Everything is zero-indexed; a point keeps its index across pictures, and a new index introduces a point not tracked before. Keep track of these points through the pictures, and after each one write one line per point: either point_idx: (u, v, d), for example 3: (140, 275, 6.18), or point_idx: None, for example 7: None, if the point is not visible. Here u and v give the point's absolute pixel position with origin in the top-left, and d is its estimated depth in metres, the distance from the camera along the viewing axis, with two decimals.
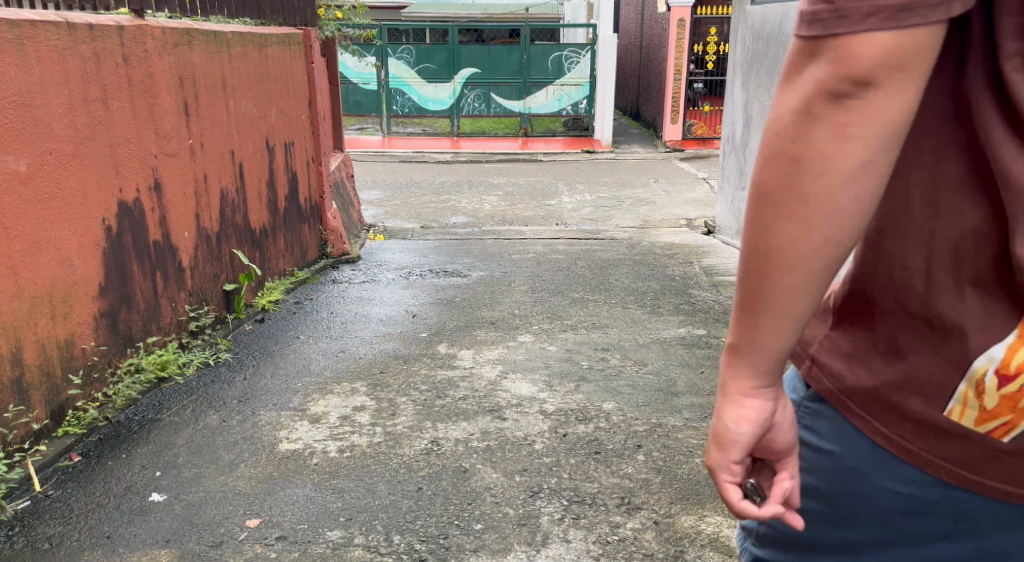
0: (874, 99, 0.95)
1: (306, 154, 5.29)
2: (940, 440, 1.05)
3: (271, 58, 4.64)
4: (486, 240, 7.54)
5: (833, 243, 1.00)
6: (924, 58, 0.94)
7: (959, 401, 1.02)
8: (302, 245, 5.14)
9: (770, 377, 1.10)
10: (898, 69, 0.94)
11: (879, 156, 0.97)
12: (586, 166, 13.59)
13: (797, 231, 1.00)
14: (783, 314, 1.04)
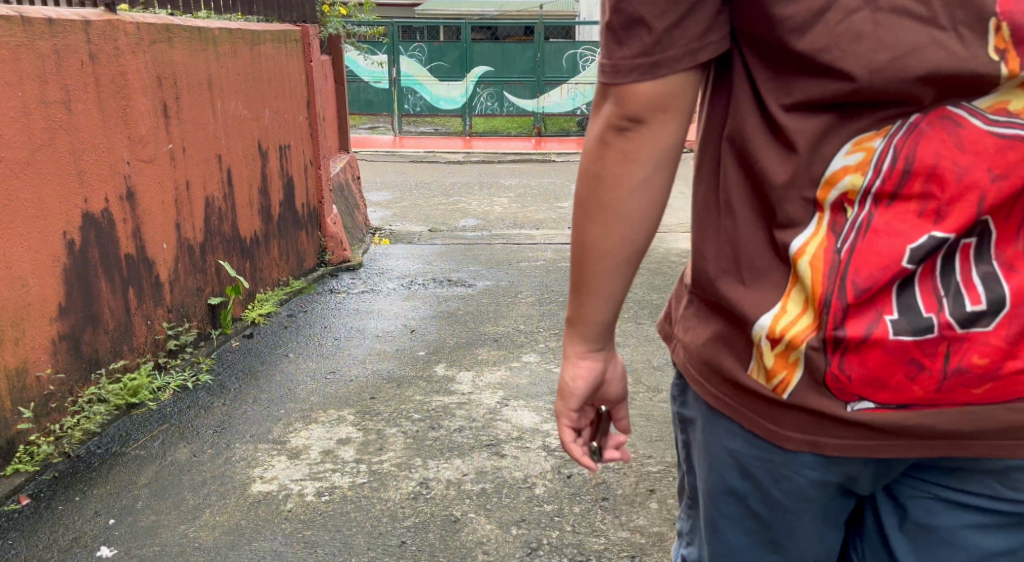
0: (649, 132, 1.15)
1: (304, 157, 5.04)
2: (746, 401, 1.13)
3: (265, 56, 4.39)
4: (495, 245, 7.27)
5: (628, 240, 1.20)
6: (684, 99, 1.14)
7: (752, 361, 1.12)
8: (299, 253, 4.91)
9: (598, 342, 1.30)
10: (661, 111, 1.14)
11: (656, 175, 1.17)
12: (601, 167, 13.31)
13: (600, 229, 1.21)
14: (601, 294, 1.24)
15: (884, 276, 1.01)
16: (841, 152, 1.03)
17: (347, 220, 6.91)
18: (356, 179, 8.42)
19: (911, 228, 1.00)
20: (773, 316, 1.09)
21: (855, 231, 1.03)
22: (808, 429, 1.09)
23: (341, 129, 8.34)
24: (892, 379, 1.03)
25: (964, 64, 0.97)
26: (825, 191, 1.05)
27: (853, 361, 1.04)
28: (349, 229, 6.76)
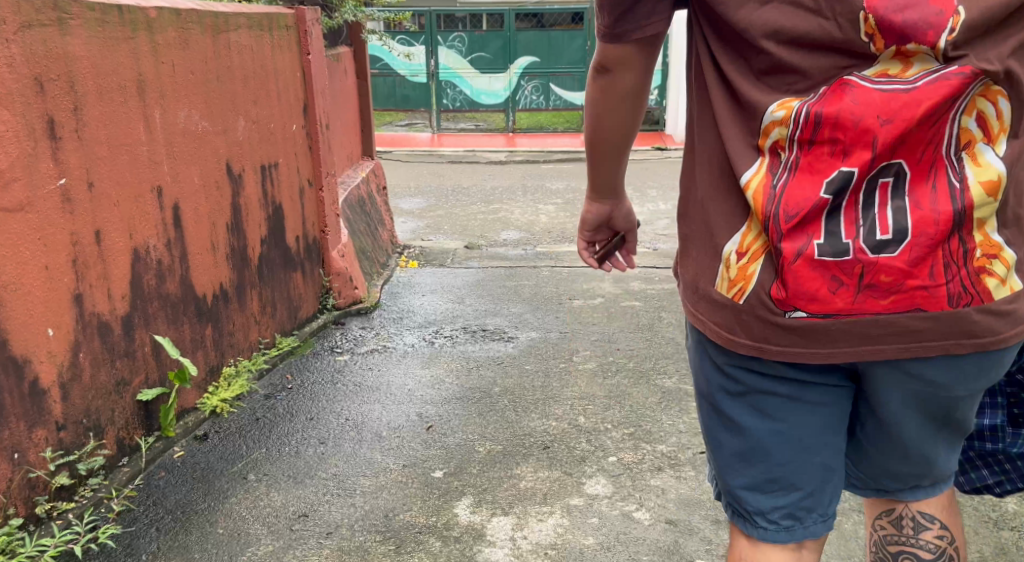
0: (617, 76, 1.72)
1: (299, 177, 3.99)
2: (723, 315, 1.50)
3: (238, 47, 3.31)
4: (540, 273, 6.20)
5: (613, 140, 1.83)
6: (640, 58, 1.70)
7: (720, 277, 1.50)
8: (292, 299, 3.87)
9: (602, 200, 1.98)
10: (625, 64, 1.71)
11: (627, 103, 1.77)
12: (658, 168, 12.30)
13: (594, 133, 1.85)
14: (602, 176, 1.90)
15: (807, 200, 1.38)
16: (771, 108, 1.41)
17: (365, 244, 5.86)
18: (380, 191, 7.37)
19: (827, 166, 1.37)
20: (738, 236, 1.48)
21: (787, 170, 1.40)
22: (760, 320, 1.45)
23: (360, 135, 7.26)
24: (819, 291, 1.39)
25: (843, 43, 1.35)
26: (763, 139, 1.43)
27: (790, 270, 1.40)
28: (368, 255, 5.77)
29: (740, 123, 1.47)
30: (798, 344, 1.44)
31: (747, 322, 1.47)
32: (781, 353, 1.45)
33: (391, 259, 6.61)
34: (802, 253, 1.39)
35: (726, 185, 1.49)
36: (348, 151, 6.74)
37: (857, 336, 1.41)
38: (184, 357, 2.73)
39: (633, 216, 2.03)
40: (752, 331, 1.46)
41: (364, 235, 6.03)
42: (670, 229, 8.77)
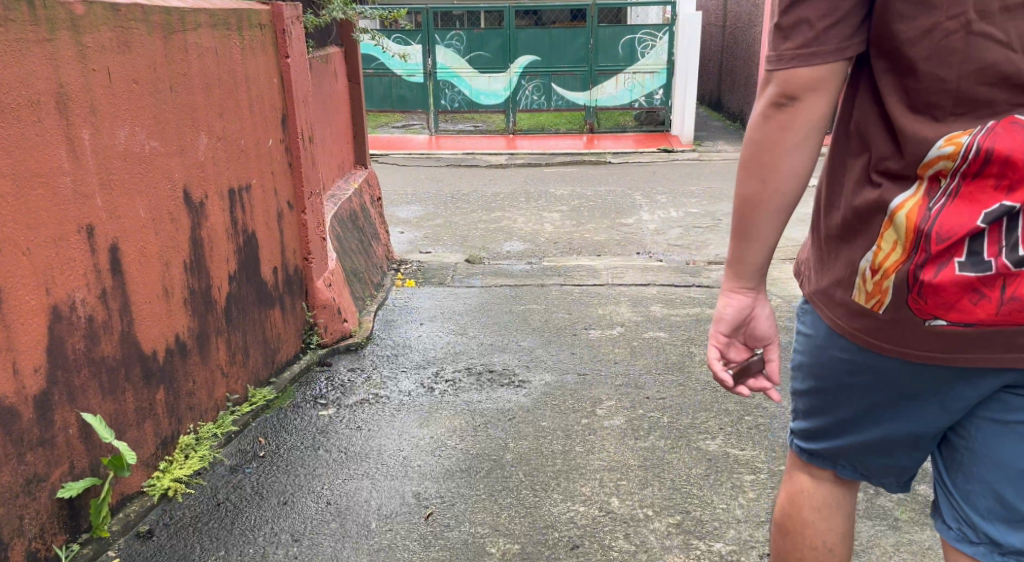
0: (804, 106, 1.58)
1: (277, 200, 3.46)
2: (862, 321, 1.55)
3: (198, 52, 2.77)
4: (549, 295, 5.68)
5: (782, 192, 1.66)
6: (830, 85, 1.56)
7: (858, 288, 1.55)
8: (268, 341, 3.35)
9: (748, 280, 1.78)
10: (812, 93, 1.57)
11: (807, 140, 1.61)
12: (666, 172, 11.79)
13: (757, 182, 1.67)
14: (758, 237, 1.72)
15: (961, 225, 1.40)
16: (936, 144, 1.43)
17: (357, 265, 5.34)
18: (374, 202, 6.84)
19: (988, 198, 1.39)
20: (875, 252, 1.52)
21: (944, 197, 1.43)
22: (902, 327, 1.49)
23: (350, 142, 6.72)
24: (959, 303, 1.42)
25: (1022, 76, 1.37)
26: (923, 169, 1.45)
27: (931, 289, 1.44)
28: (361, 277, 5.27)
29: (894, 148, 1.50)
30: (932, 349, 1.47)
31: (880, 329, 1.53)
32: (922, 355, 1.48)
33: (385, 278, 6.08)
34: (948, 272, 1.42)
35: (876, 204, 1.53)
36: (336, 161, 6.21)
37: (1002, 343, 1.41)
38: (121, 440, 2.18)
39: (772, 325, 1.84)
40: (887, 335, 1.52)
41: (356, 255, 5.51)
42: (684, 239, 8.25)
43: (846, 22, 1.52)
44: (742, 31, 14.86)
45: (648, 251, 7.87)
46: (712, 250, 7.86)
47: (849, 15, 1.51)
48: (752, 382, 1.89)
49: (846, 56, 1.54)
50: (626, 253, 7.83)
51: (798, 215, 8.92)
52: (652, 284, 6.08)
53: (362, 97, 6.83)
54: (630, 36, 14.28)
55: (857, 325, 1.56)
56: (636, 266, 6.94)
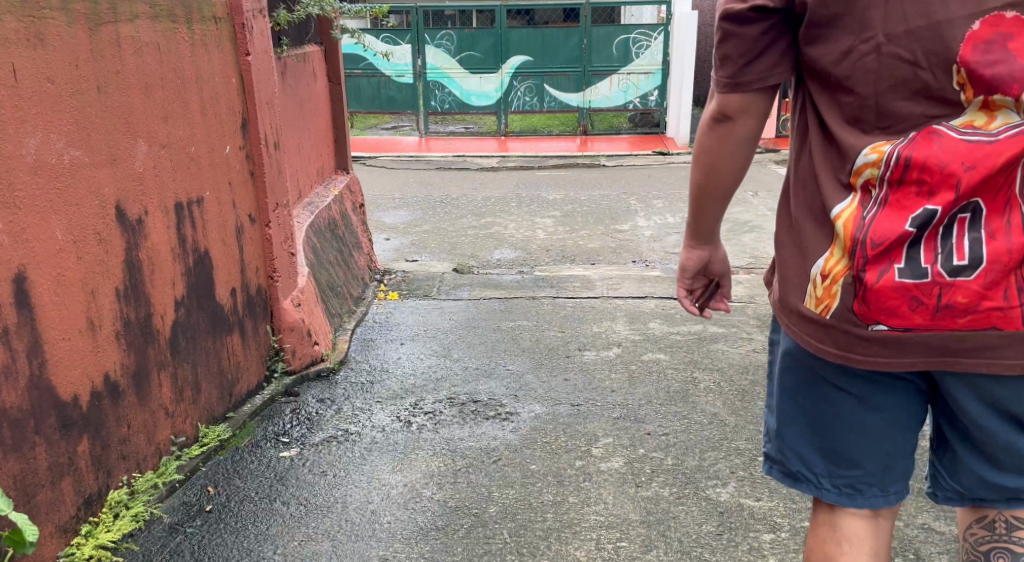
0: (738, 121, 1.88)
1: (235, 213, 3.10)
2: (812, 326, 1.73)
3: (134, 46, 2.42)
4: (540, 309, 5.38)
5: (723, 185, 1.97)
6: (760, 105, 1.85)
7: (810, 294, 1.74)
8: (224, 374, 2.98)
9: (704, 246, 2.11)
10: (745, 111, 1.86)
11: (744, 147, 1.90)
12: (662, 175, 11.48)
13: (702, 175, 1.98)
14: (707, 215, 2.02)
15: (892, 231, 1.59)
16: (864, 153, 1.63)
17: (335, 278, 5.02)
18: (356, 209, 6.51)
19: (913, 203, 1.58)
20: (825, 259, 1.71)
21: (876, 205, 1.62)
22: (845, 332, 1.68)
23: (330, 146, 6.38)
24: (899, 308, 1.60)
25: (937, 92, 1.57)
26: (855, 178, 1.66)
27: (870, 293, 1.62)
28: (339, 292, 4.94)
29: (831, 164, 1.71)
30: (880, 353, 1.65)
31: (827, 339, 1.71)
32: (862, 359, 1.67)
33: (367, 290, 5.75)
34: (884, 275, 1.60)
35: (817, 215, 1.74)
36: (313, 165, 5.87)
37: (930, 350, 1.62)
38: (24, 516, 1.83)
39: (726, 265, 2.16)
40: (834, 337, 1.69)
41: (334, 266, 5.18)
42: (682, 246, 7.95)
43: (781, 43, 1.77)
44: None
45: (644, 259, 7.57)
46: None
47: (780, 41, 1.77)
48: (715, 302, 2.23)
49: (769, 82, 1.81)
50: (621, 261, 7.53)
51: None
52: (649, 296, 5.77)
53: (343, 99, 6.50)
54: (624, 36, 13.99)
55: (815, 329, 1.72)
56: (632, 276, 6.63)
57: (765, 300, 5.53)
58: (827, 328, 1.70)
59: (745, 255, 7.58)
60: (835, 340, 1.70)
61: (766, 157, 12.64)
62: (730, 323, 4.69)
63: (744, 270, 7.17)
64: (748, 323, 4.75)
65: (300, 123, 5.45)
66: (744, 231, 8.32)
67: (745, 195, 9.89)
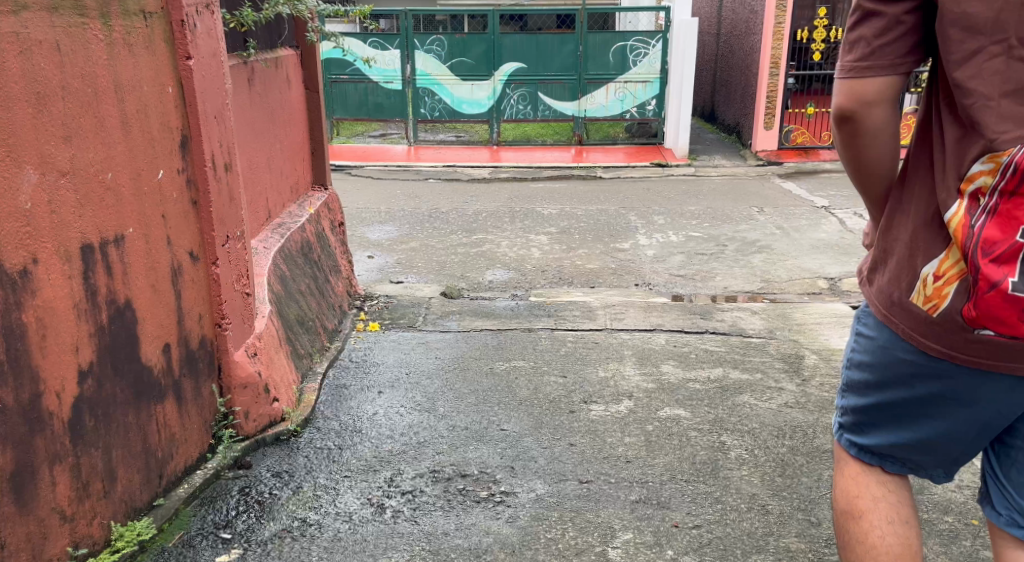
0: (864, 115, 2.17)
1: (169, 252, 2.53)
2: (920, 318, 2.11)
3: (19, 45, 1.97)
4: (538, 344, 4.84)
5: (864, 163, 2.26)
6: (883, 101, 2.13)
7: (919, 292, 2.12)
8: (150, 452, 2.44)
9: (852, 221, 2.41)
10: (869, 105, 2.15)
11: (874, 138, 2.19)
12: (663, 189, 10.96)
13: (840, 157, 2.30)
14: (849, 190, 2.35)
15: (1001, 241, 1.93)
16: (980, 165, 1.97)
17: (308, 311, 4.48)
18: (334, 228, 5.95)
19: (1021, 216, 1.91)
20: (939, 263, 2.08)
21: (985, 216, 1.96)
22: (953, 329, 2.04)
23: (304, 161, 5.80)
24: (1006, 311, 1.95)
25: None
26: (968, 186, 2.00)
27: (987, 291, 1.96)
28: (313, 327, 4.42)
29: (948, 177, 2.06)
30: (980, 348, 2.02)
31: (935, 328, 2.08)
32: (964, 356, 2.04)
33: (344, 322, 5.20)
34: (999, 285, 1.94)
35: (934, 222, 2.10)
36: (284, 183, 5.30)
37: None
38: None
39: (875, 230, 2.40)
40: (945, 332, 2.06)
41: (306, 296, 4.62)
42: (687, 268, 7.42)
43: (910, 53, 2.06)
44: (739, 39, 14.09)
45: (647, 282, 7.04)
46: (718, 281, 7.04)
47: (906, 52, 2.06)
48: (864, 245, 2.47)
49: (900, 70, 2.08)
50: (623, 285, 6.99)
51: (810, 240, 8.13)
52: (658, 328, 5.25)
53: (322, 109, 5.95)
54: (621, 43, 13.49)
55: (924, 322, 2.11)
56: (637, 303, 6.10)
57: (787, 335, 5.00)
58: (934, 320, 2.08)
59: (755, 279, 7.06)
60: (937, 332, 2.08)
61: (769, 170, 12.14)
62: (753, 367, 4.16)
63: (755, 296, 6.65)
64: (773, 366, 4.22)
65: (266, 135, 4.90)
66: (753, 252, 7.80)
67: (750, 212, 9.38)
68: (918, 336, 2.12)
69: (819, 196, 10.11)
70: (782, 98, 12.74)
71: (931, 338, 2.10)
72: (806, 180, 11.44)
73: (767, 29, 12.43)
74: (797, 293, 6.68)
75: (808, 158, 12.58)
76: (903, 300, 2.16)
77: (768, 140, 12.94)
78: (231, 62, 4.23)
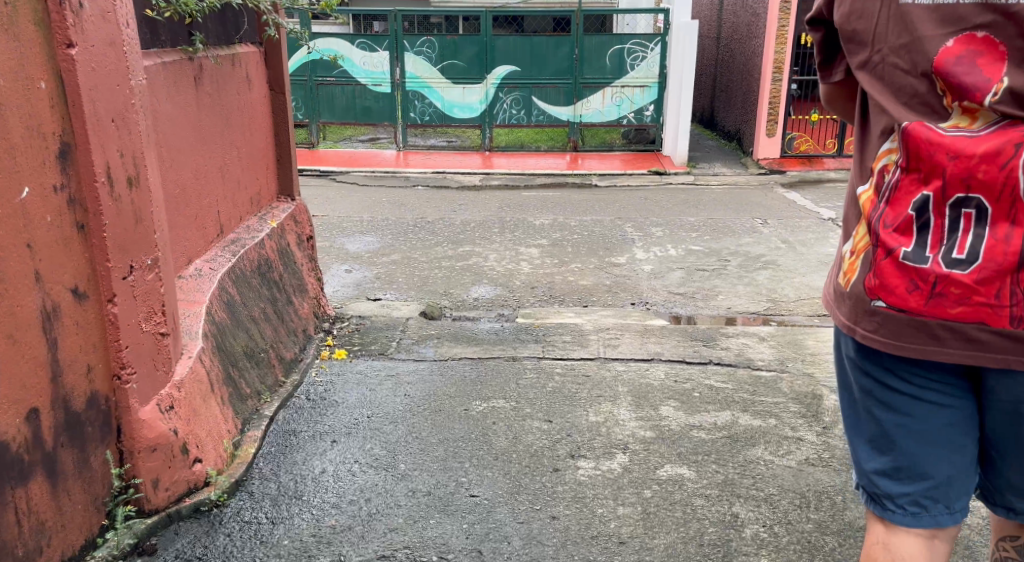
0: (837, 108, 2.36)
1: (41, 293, 2.21)
2: (840, 300, 2.08)
3: None
4: (521, 376, 4.33)
5: None
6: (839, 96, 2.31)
7: (840, 273, 2.10)
8: (4, 550, 2.08)
9: None
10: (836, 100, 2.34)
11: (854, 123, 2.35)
12: (661, 199, 10.44)
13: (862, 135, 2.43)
14: None
15: (896, 216, 1.90)
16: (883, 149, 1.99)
17: (259, 341, 3.97)
18: (302, 243, 5.43)
19: (910, 191, 1.88)
20: (853, 243, 2.07)
21: (885, 192, 1.94)
22: (860, 307, 1.99)
23: (267, 169, 5.29)
24: (897, 288, 1.90)
25: (925, 98, 1.92)
26: (876, 164, 2.00)
27: (879, 265, 1.92)
28: (267, 360, 3.93)
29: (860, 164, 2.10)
30: (882, 328, 1.95)
31: (849, 308, 2.03)
32: (867, 335, 1.98)
33: (307, 349, 4.68)
34: (894, 253, 1.89)
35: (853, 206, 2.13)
36: (241, 193, 4.79)
37: (931, 333, 1.88)
38: None
39: None
40: (853, 310, 2.01)
41: (258, 323, 4.10)
42: (687, 285, 6.90)
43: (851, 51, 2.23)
44: (740, 43, 13.60)
45: (644, 302, 6.52)
46: (721, 300, 6.53)
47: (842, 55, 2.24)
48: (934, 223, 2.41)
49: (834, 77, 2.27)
50: (617, 304, 6.48)
51: (818, 255, 7.61)
52: (655, 356, 4.73)
53: (291, 114, 5.44)
54: (618, 46, 12.98)
55: (845, 304, 2.05)
56: (632, 326, 5.58)
57: (800, 367, 4.48)
58: (851, 300, 2.03)
59: (761, 298, 6.54)
60: (852, 313, 2.03)
61: (771, 179, 11.64)
62: (763, 410, 3.65)
63: (761, 317, 6.13)
64: (786, 407, 3.71)
65: (218, 141, 4.38)
66: (758, 268, 7.28)
67: (753, 224, 8.86)
68: (848, 323, 2.03)
69: (825, 207, 9.60)
70: (785, 104, 12.24)
71: (850, 321, 2.03)
72: (811, 189, 10.93)
73: (769, 32, 11.93)
74: (807, 314, 6.16)
75: (811, 166, 12.08)
76: (834, 285, 2.14)
77: (770, 148, 12.43)
78: (172, 58, 3.74)
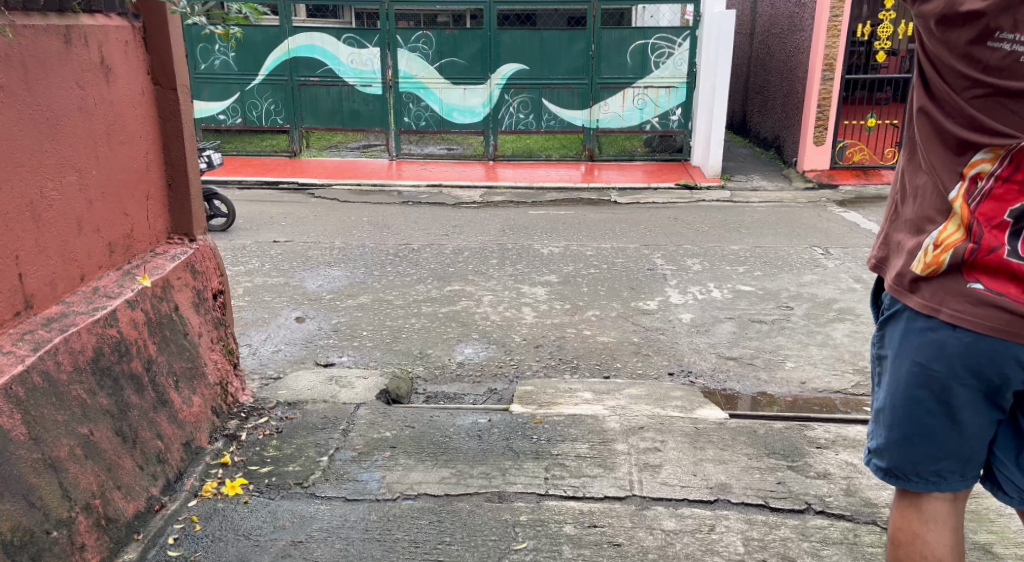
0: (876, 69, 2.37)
1: None
2: (924, 286, 2.13)
3: None
4: (511, 551, 2.77)
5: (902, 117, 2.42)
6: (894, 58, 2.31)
7: (918, 261, 2.15)
8: None
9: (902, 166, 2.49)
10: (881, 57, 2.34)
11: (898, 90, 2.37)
12: (694, 220, 8.75)
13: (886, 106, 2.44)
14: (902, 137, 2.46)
15: (998, 215, 2.05)
16: (980, 155, 2.07)
17: (60, 503, 2.48)
18: (203, 303, 3.82)
19: (1015, 198, 2.04)
20: (939, 232, 2.13)
21: (986, 190, 2.06)
22: (951, 298, 2.07)
23: (148, 198, 3.65)
24: (999, 284, 2.04)
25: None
26: (968, 169, 2.09)
27: (983, 259, 2.06)
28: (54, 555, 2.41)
29: (943, 156, 2.14)
30: (970, 310, 2.04)
31: (943, 297, 2.08)
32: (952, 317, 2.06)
33: (179, 483, 3.05)
34: (995, 251, 2.05)
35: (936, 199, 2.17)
36: (88, 238, 3.15)
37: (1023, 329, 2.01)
38: None
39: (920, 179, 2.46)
40: (937, 296, 2.09)
41: (73, 463, 2.57)
42: (741, 346, 5.23)
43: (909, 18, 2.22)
44: (780, 37, 11.91)
45: (687, 374, 4.86)
46: (789, 371, 4.85)
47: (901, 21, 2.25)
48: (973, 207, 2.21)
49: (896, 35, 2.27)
50: (649, 377, 4.81)
51: None
52: (720, 493, 3.11)
53: (188, 117, 3.80)
54: (641, 41, 11.34)
55: (934, 296, 2.10)
56: (674, 419, 3.91)
57: None
58: (943, 297, 2.08)
59: (845, 368, 4.85)
60: (953, 302, 2.07)
61: (822, 195, 9.94)
62: None
63: (854, 400, 4.45)
64: None
65: (22, 161, 2.75)
66: (831, 319, 5.58)
67: (813, 254, 7.17)
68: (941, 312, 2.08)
69: None
70: (836, 108, 10.53)
71: (938, 306, 2.09)
72: (872, 208, 9.24)
73: (820, 23, 10.24)
74: None
75: (868, 180, 10.41)
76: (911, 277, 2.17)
77: (819, 157, 10.72)
78: None
